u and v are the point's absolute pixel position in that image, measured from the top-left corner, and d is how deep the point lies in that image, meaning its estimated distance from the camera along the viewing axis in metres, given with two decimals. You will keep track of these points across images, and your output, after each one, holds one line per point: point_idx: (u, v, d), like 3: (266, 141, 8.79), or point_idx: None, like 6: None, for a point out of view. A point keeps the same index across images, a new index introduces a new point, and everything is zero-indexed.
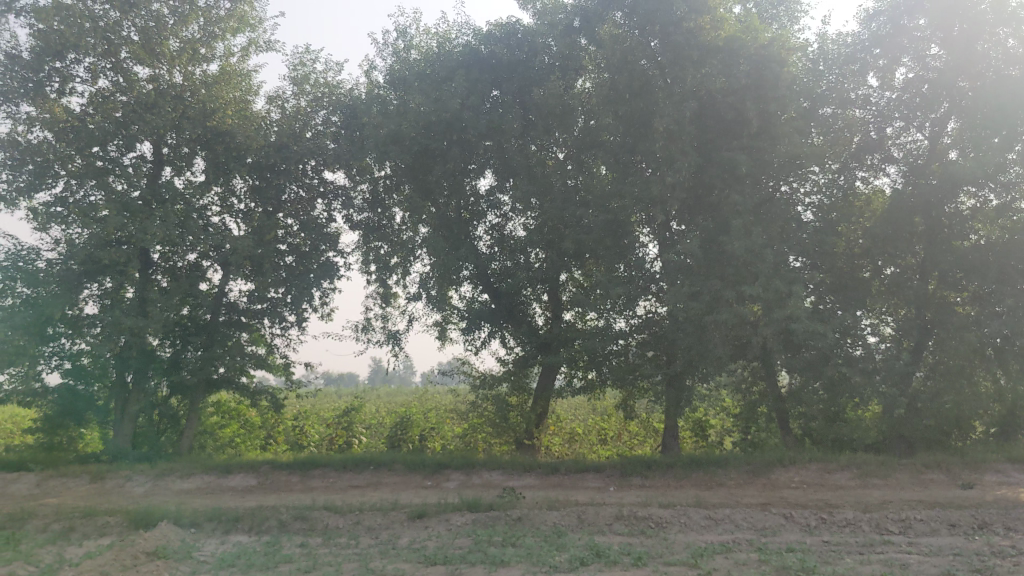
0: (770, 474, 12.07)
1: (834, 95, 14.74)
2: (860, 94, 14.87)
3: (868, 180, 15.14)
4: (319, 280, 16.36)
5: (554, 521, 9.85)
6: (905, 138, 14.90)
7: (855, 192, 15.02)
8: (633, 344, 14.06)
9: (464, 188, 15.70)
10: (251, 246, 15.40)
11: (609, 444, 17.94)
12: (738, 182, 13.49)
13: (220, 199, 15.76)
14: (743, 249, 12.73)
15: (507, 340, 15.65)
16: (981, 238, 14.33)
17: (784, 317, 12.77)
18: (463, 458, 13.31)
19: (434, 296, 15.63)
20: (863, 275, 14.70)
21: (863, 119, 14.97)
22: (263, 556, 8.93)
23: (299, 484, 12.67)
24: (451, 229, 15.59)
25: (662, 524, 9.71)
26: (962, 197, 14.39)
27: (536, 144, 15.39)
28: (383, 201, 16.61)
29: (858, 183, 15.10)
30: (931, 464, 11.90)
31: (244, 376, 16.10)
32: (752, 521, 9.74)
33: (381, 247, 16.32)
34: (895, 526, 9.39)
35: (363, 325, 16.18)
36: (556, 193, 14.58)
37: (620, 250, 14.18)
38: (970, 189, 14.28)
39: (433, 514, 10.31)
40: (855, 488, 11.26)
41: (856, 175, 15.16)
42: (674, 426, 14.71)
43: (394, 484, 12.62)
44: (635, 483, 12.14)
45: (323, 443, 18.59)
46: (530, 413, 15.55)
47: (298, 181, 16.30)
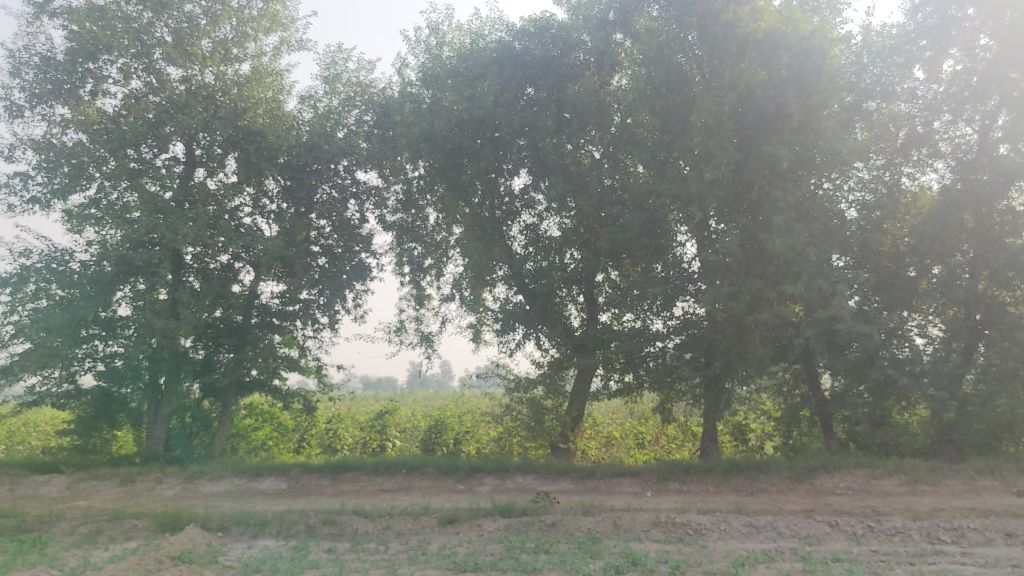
0: (813, 480, 11.64)
1: (879, 88, 14.46)
2: (905, 87, 14.54)
3: (915, 176, 14.64)
4: (352, 282, 16.25)
5: (589, 527, 9.53)
6: (953, 132, 14.36)
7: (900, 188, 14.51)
8: (672, 347, 13.69)
9: (498, 187, 15.23)
10: (281, 246, 15.21)
11: (647, 448, 17.55)
12: (781, 179, 12.86)
13: (251, 198, 15.60)
14: (785, 247, 12.31)
15: (542, 342, 15.26)
16: None
17: (827, 316, 12.34)
18: (496, 463, 13.01)
19: (467, 298, 15.39)
20: (909, 274, 14.20)
21: (909, 113, 14.58)
22: (289, 561, 8.70)
23: (329, 488, 12.45)
24: (485, 228, 15.23)
25: (702, 531, 9.35)
26: (1014, 193, 13.89)
27: (573, 142, 14.90)
28: (416, 200, 16.35)
29: (904, 179, 14.62)
30: (983, 470, 11.42)
31: (277, 379, 15.89)
32: (795, 528, 9.34)
33: (415, 248, 16.17)
34: (947, 535, 9.00)
35: (397, 327, 15.93)
36: (592, 192, 14.26)
37: (657, 249, 13.87)
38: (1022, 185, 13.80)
39: (464, 519, 10.02)
40: (904, 495, 10.81)
41: (901, 171, 14.68)
42: (713, 430, 14.33)
43: (425, 488, 12.36)
44: (673, 488, 11.78)
45: (358, 447, 18.39)
46: (566, 417, 15.19)
47: (331, 181, 16.22)
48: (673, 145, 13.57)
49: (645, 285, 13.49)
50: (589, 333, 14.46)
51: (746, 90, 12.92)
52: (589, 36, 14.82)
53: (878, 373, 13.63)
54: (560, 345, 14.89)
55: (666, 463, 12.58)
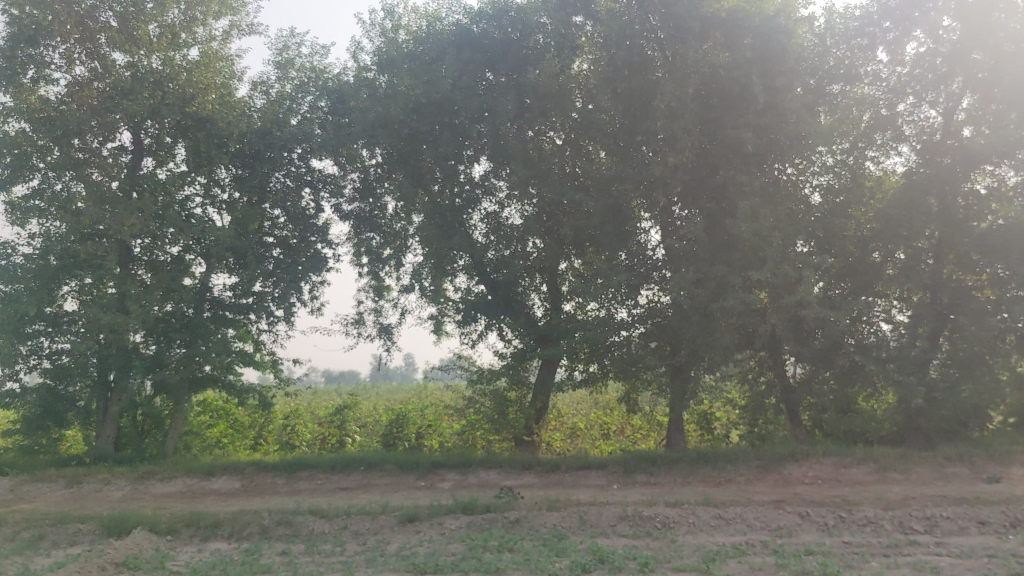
0: (782, 469, 11.41)
1: (842, 71, 14.32)
2: (869, 69, 14.30)
3: (879, 160, 14.46)
4: (308, 273, 15.73)
5: (554, 523, 9.20)
6: (917, 114, 14.16)
7: (865, 172, 14.39)
8: (637, 336, 13.40)
9: (457, 174, 14.76)
10: (232, 238, 14.81)
11: (612, 439, 17.28)
12: (745, 162, 12.75)
13: (202, 187, 15.16)
14: (750, 232, 12.04)
15: (505, 333, 14.98)
16: (998, 220, 13.60)
17: (794, 303, 12.09)
18: (458, 458, 12.67)
19: (427, 289, 14.97)
20: (874, 258, 14.09)
21: (873, 96, 14.36)
22: (240, 566, 8.27)
23: (285, 487, 12.01)
24: (444, 216, 14.69)
25: (670, 525, 9.06)
26: (978, 176, 13.81)
27: (533, 129, 14.65)
28: (374, 189, 15.83)
29: (868, 164, 14.43)
30: (952, 457, 11.25)
31: (231, 374, 15.40)
32: (765, 520, 9.08)
33: (372, 238, 15.73)
34: (919, 525, 8.81)
35: (355, 319, 15.47)
36: (554, 177, 13.90)
37: (620, 235, 13.58)
38: (987, 168, 13.68)
39: (425, 518, 9.64)
40: (874, 483, 10.60)
41: (866, 156, 14.47)
42: (678, 420, 14.09)
43: (384, 485, 11.96)
44: (639, 481, 11.48)
45: (316, 442, 17.94)
46: (530, 409, 14.90)
47: (285, 169, 15.73)
48: (636, 129, 13.21)
49: (609, 273, 13.19)
50: (553, 323, 14.14)
51: (710, 72, 12.59)
52: (549, 18, 14.46)
53: (845, 360, 13.43)
54: (523, 335, 14.60)
55: (632, 455, 12.27)
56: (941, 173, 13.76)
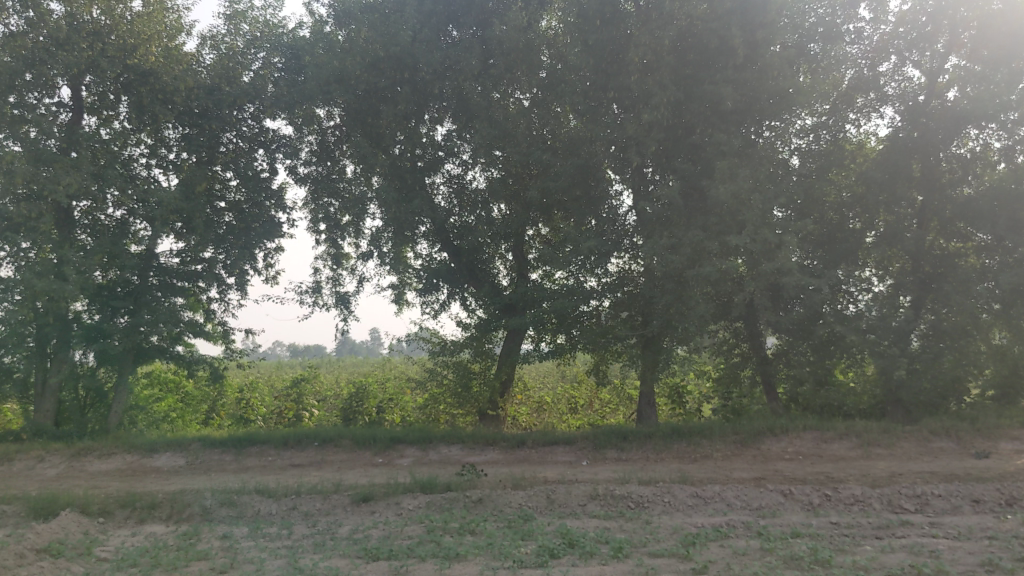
0: (760, 445, 10.81)
1: (822, 29, 13.14)
2: (851, 28, 13.39)
3: (860, 124, 13.79)
4: (262, 240, 14.88)
5: (519, 503, 8.54)
6: (901, 77, 13.48)
7: (845, 137, 13.70)
8: (607, 306, 12.86)
9: (418, 133, 14.00)
10: (177, 199, 13.88)
11: (580, 413, 16.63)
12: (722, 117, 12.11)
13: (149, 149, 14.30)
14: (728, 194, 11.37)
15: (468, 302, 14.26)
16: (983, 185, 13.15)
17: (774, 270, 11.46)
18: (418, 433, 11.94)
19: (387, 255, 14.00)
20: (853, 226, 13.52)
21: (855, 56, 13.65)
22: (174, 552, 7.52)
23: (232, 465, 11.25)
24: (404, 179, 13.83)
25: (644, 504, 8.44)
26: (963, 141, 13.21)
27: (499, 90, 13.66)
28: (332, 151, 14.97)
29: (849, 128, 13.75)
30: (938, 431, 10.70)
31: (180, 344, 14.57)
32: (746, 499, 8.47)
33: (331, 204, 14.63)
34: (910, 503, 8.25)
35: (311, 288, 14.64)
36: (521, 138, 13.20)
37: (591, 202, 12.98)
38: (968, 133, 13.11)
39: (380, 497, 8.92)
40: (857, 459, 10.04)
41: (846, 119, 13.80)
42: (650, 393, 13.46)
43: (339, 462, 11.24)
44: (610, 457, 10.83)
45: (272, 417, 17.15)
46: (495, 381, 14.20)
47: (234, 128, 14.80)
48: (608, 86, 12.55)
49: (579, 239, 12.48)
50: (519, 292, 13.48)
51: (687, 23, 11.82)
52: None
53: (825, 331, 12.85)
54: (488, 305, 13.81)
55: (603, 430, 11.61)
56: (926, 137, 13.19)
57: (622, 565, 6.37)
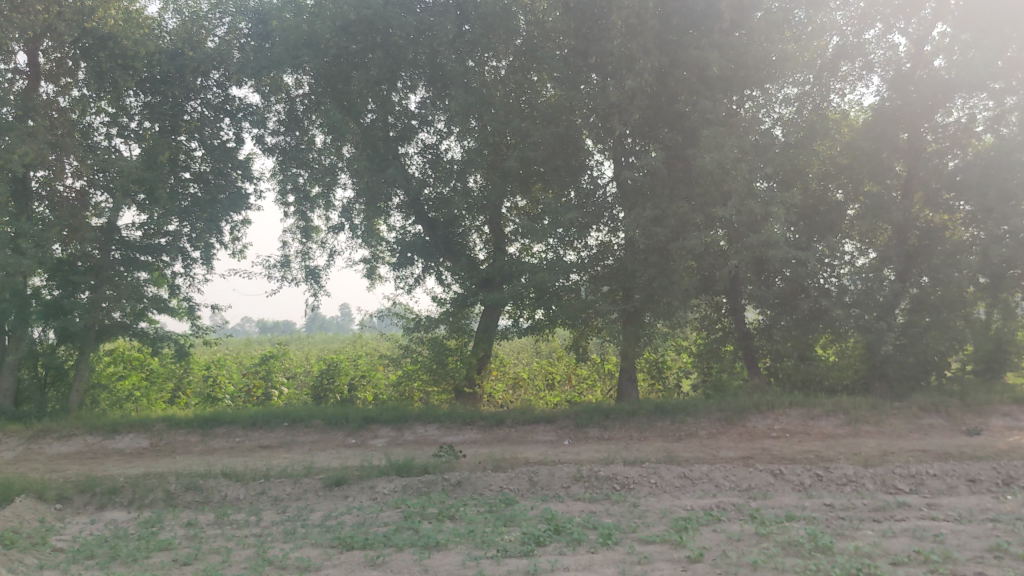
0: (746, 422, 10.49)
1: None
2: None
3: (845, 94, 13.43)
4: (228, 212, 14.34)
5: (500, 485, 8.18)
6: (886, 43, 13.08)
7: (831, 107, 13.31)
8: (586, 281, 12.43)
9: (391, 100, 13.48)
10: (138, 169, 13.30)
11: (557, 390, 16.27)
12: (706, 83, 11.62)
13: (109, 118, 13.73)
14: (713, 163, 11.00)
15: (444, 277, 13.82)
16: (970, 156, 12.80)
17: (759, 243, 11.10)
18: (392, 412, 11.53)
19: (359, 228, 13.49)
20: (836, 196, 13.25)
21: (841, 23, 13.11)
22: (134, 542, 7.07)
23: (198, 446, 10.80)
24: (377, 148, 13.43)
25: (630, 486, 8.10)
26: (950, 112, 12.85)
27: (475, 59, 13.02)
28: (300, 120, 14.33)
29: (834, 97, 13.36)
30: (927, 408, 10.43)
31: (144, 321, 14.07)
32: (735, 480, 8.15)
33: (301, 174, 14.03)
34: (904, 484, 7.97)
35: (280, 262, 14.14)
36: (499, 105, 12.79)
37: (570, 171, 12.63)
38: (953, 104, 12.75)
39: (354, 481, 8.51)
40: (845, 437, 9.75)
41: (831, 89, 13.38)
42: (631, 370, 13.16)
43: (310, 443, 10.83)
44: (592, 436, 10.49)
45: (241, 394, 16.66)
46: (471, 357, 13.87)
47: (197, 96, 14.19)
48: (589, 52, 12.07)
49: (559, 211, 12.09)
50: (497, 266, 13.10)
51: None
52: None
53: (809, 305, 12.57)
54: (464, 280, 13.33)
55: (584, 407, 11.25)
56: (913, 105, 12.87)
57: (612, 553, 6.01)
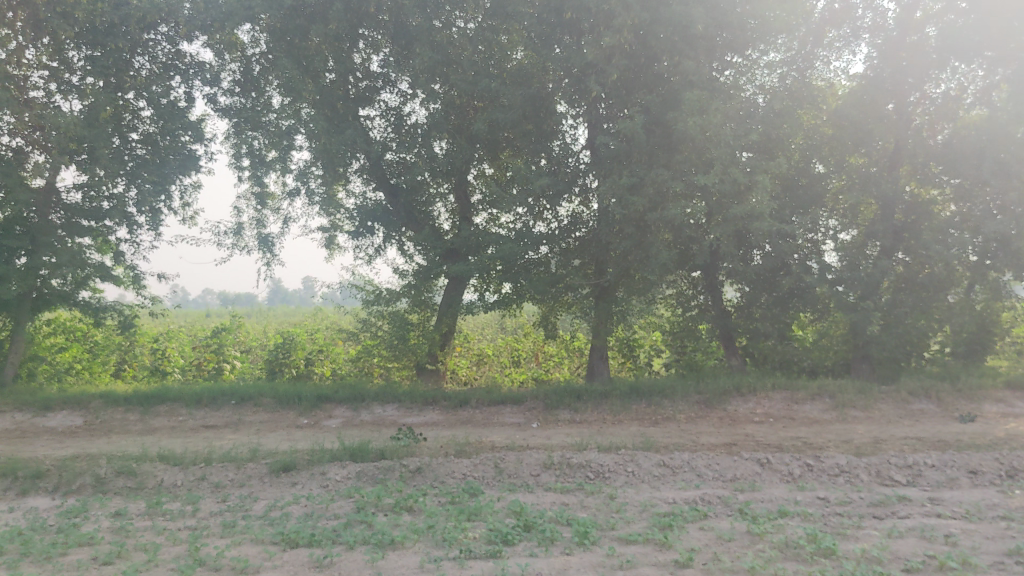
0: (727, 405, 9.83)
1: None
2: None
3: (830, 64, 12.68)
4: (178, 175, 13.43)
5: (463, 473, 7.48)
6: (873, 10, 12.35)
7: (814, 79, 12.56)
8: (557, 252, 11.80)
9: (352, 59, 12.71)
10: (75, 126, 12.20)
11: (523, 367, 15.49)
12: (688, 43, 10.78)
13: (49, 73, 12.62)
14: (697, 129, 10.31)
15: (406, 247, 13.07)
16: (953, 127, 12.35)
17: (743, 214, 10.44)
18: (348, 391, 10.78)
19: (317, 194, 12.69)
20: (816, 171, 12.62)
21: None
22: (51, 535, 6.29)
23: (137, 426, 9.97)
24: (335, 108, 12.60)
25: (605, 475, 7.43)
26: (933, 84, 12.31)
27: (440, 19, 12.24)
28: (257, 81, 13.51)
29: (819, 65, 12.58)
30: (917, 392, 9.86)
31: (87, 290, 13.22)
32: (719, 469, 7.51)
33: (255, 138, 13.20)
34: (902, 475, 7.38)
35: (231, 229, 13.27)
36: (465, 64, 11.96)
37: (541, 136, 11.98)
38: (942, 73, 12.20)
39: (303, 467, 7.75)
40: (833, 422, 9.14)
41: (816, 57, 12.59)
42: (602, 348, 12.46)
43: (258, 424, 10.05)
44: (563, 419, 9.79)
45: (190, 369, 15.75)
46: (435, 333, 13.02)
47: (145, 50, 13.20)
48: (564, 7, 11.21)
49: (530, 178, 11.39)
50: (462, 236, 12.36)
51: None
52: None
53: (791, 282, 11.96)
54: (428, 251, 12.65)
55: (553, 387, 10.56)
56: (899, 76, 12.23)
57: (590, 556, 5.32)
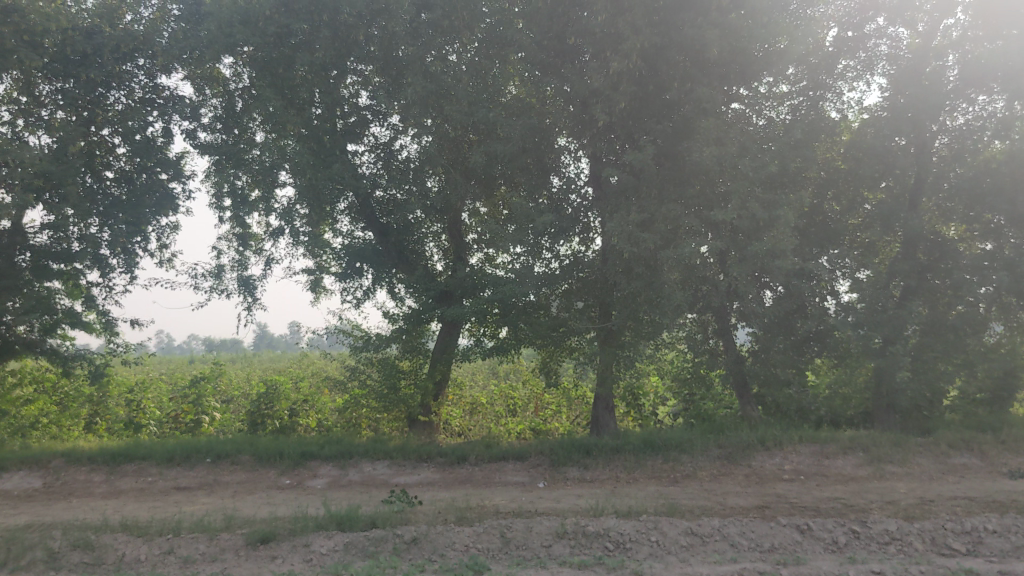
0: (751, 461, 9.00)
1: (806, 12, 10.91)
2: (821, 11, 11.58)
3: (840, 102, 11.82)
4: (156, 217, 12.49)
5: (465, 545, 6.61)
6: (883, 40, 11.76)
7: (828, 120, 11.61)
8: (557, 296, 11.11)
9: (339, 91, 11.95)
10: (42, 162, 11.29)
11: (519, 416, 14.57)
12: (701, 70, 10.10)
13: (18, 108, 11.81)
14: (712, 160, 9.59)
15: (397, 290, 12.25)
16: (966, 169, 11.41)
17: (763, 252, 9.69)
18: (335, 447, 9.90)
19: (302, 234, 11.87)
20: (831, 209, 11.96)
21: (833, 20, 11.79)
22: None
23: (101, 488, 9.04)
24: (321, 141, 11.77)
25: (627, 546, 6.57)
26: (949, 118, 11.55)
27: (433, 54, 11.55)
28: (239, 117, 12.55)
29: (829, 106, 11.71)
30: (957, 445, 9.07)
31: (55, 337, 12.32)
32: (754, 538, 6.67)
33: (238, 177, 12.15)
34: (961, 543, 6.56)
35: (211, 271, 12.42)
36: (461, 94, 11.12)
37: (542, 171, 11.28)
38: (959, 107, 11.44)
39: (285, 538, 6.86)
40: (870, 480, 8.33)
41: (827, 98, 11.73)
42: (608, 396, 11.46)
43: (236, 485, 9.15)
44: (572, 478, 8.94)
45: (167, 420, 14.76)
46: (427, 382, 12.19)
47: (122, 84, 12.34)
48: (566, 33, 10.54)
49: (530, 215, 10.61)
50: (457, 278, 11.58)
51: None
52: None
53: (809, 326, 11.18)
54: (420, 293, 11.84)
55: (560, 441, 9.70)
56: (918, 105, 11.40)
57: None
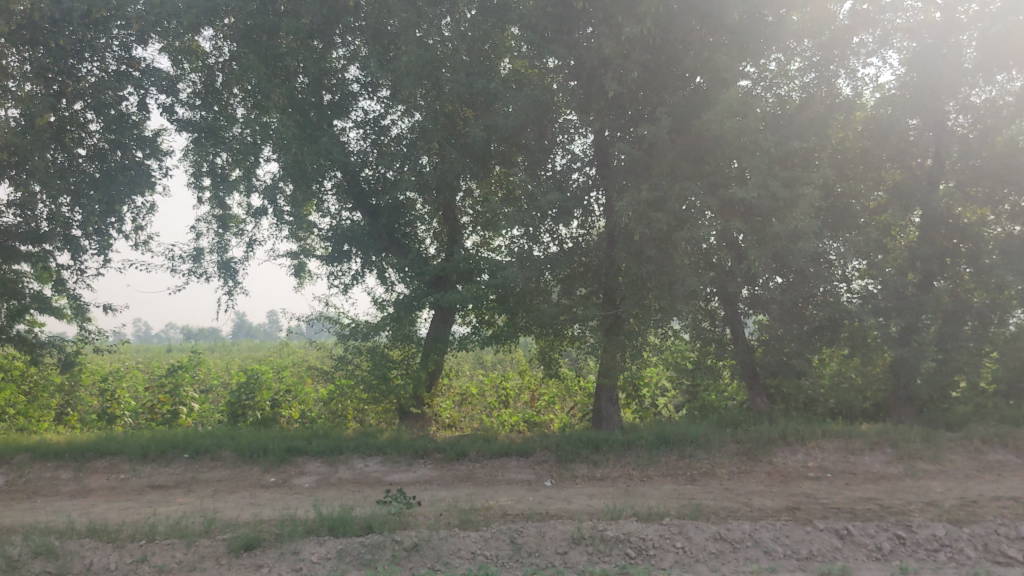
0: (772, 457, 8.41)
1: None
2: None
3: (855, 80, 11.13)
4: (131, 196, 11.72)
5: (472, 553, 5.96)
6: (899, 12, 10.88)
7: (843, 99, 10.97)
8: (559, 282, 10.45)
9: (326, 60, 11.27)
10: (8, 134, 10.38)
11: (513, 408, 13.91)
12: (716, 36, 9.51)
13: None
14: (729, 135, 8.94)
15: (387, 274, 11.54)
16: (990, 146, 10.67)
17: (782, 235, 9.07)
18: (323, 441, 9.21)
19: (286, 214, 11.13)
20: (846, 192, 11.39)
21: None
22: None
23: (68, 487, 8.34)
24: (306, 116, 11.18)
25: (651, 554, 5.94)
26: (967, 93, 10.83)
27: (422, 28, 10.78)
28: (220, 94, 11.85)
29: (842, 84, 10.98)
30: (990, 441, 8.51)
31: (23, 322, 11.55)
32: (789, 544, 6.06)
33: (218, 155, 11.41)
34: (1016, 550, 5.98)
35: (189, 253, 11.65)
36: (459, 63, 10.58)
37: (543, 149, 10.66)
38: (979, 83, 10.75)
39: (270, 544, 6.18)
40: (902, 479, 7.75)
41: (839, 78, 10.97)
42: (611, 388, 10.83)
43: (216, 483, 8.47)
44: (581, 475, 8.33)
45: (143, 412, 14.01)
46: (418, 372, 11.48)
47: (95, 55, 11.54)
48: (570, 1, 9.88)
49: (532, 194, 9.94)
50: (452, 262, 10.90)
51: None
52: None
53: (825, 315, 10.60)
54: (413, 278, 11.16)
55: (565, 436, 9.07)
56: (934, 79, 10.78)
57: None
